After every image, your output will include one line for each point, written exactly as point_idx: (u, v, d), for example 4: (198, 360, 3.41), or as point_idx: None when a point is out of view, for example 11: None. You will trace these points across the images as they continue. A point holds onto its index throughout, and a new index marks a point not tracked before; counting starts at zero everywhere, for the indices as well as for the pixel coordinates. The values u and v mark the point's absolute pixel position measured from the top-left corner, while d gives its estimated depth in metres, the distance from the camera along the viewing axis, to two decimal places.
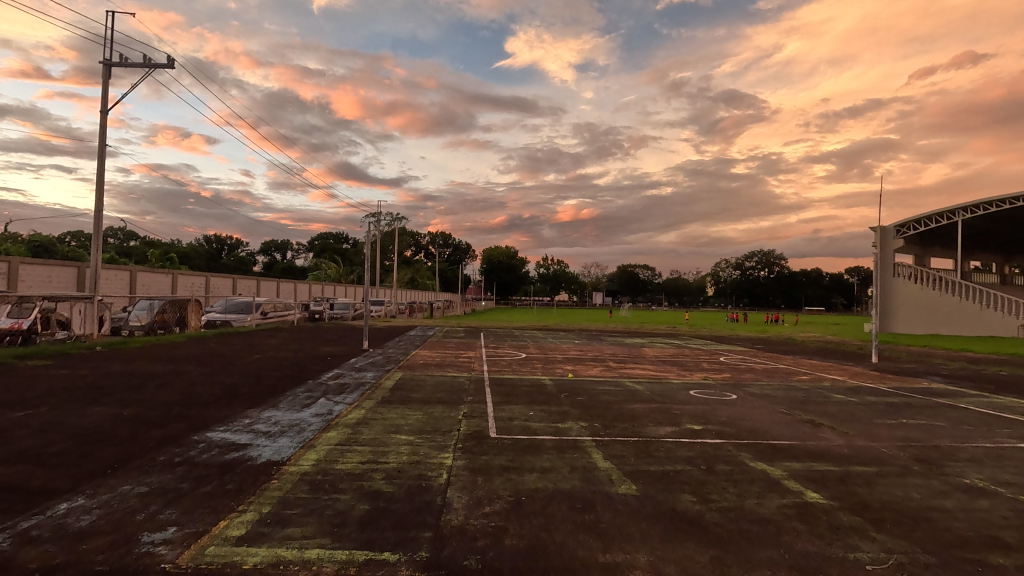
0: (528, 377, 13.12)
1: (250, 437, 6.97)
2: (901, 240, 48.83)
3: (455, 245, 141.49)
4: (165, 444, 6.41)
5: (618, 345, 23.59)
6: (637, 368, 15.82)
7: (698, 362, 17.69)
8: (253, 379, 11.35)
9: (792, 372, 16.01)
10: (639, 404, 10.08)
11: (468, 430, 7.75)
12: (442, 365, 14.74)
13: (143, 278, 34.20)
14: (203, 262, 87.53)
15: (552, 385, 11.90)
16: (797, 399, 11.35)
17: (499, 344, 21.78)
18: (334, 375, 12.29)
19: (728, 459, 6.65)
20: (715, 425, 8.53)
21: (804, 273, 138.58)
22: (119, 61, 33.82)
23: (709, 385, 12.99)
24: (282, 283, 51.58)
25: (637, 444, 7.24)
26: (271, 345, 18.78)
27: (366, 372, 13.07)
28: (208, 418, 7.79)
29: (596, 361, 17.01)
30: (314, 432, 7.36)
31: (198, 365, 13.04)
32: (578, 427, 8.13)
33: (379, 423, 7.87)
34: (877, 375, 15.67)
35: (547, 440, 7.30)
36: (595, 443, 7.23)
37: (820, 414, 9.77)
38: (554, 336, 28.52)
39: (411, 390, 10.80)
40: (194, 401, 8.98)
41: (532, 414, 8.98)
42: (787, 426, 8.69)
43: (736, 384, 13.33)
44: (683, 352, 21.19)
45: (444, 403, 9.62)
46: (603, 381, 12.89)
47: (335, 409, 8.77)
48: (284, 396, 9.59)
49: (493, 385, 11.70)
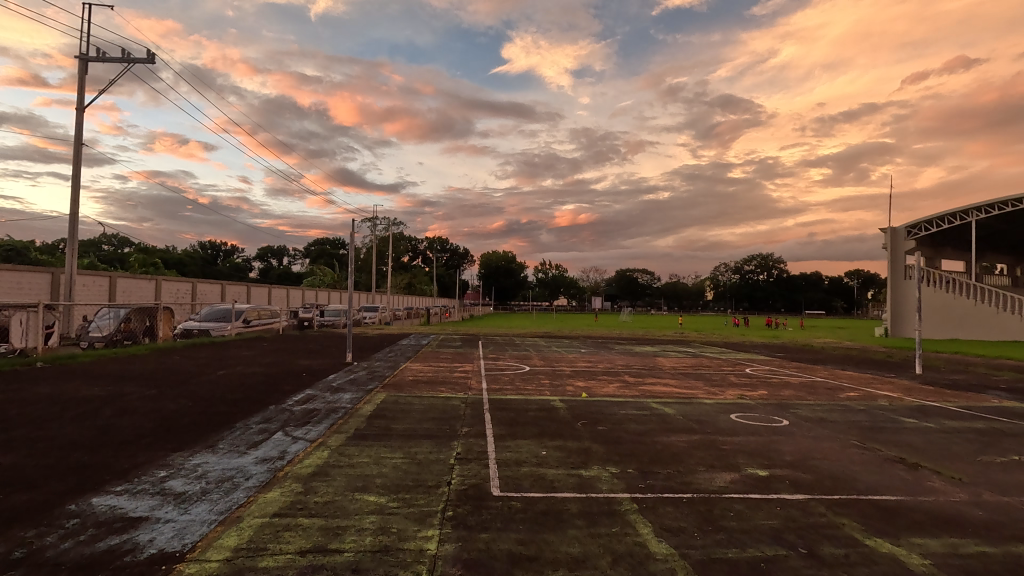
0: (536, 398, 11.08)
1: (153, 503, 4.93)
2: (913, 241, 46.91)
3: (453, 250, 139.60)
4: (16, 523, 4.38)
5: (629, 355, 21.50)
6: (659, 384, 13.80)
7: (725, 376, 15.61)
8: (202, 406, 9.31)
9: (835, 387, 13.94)
10: (677, 437, 8.09)
11: (461, 485, 5.75)
12: (434, 382, 12.70)
13: (123, 284, 32.22)
14: (197, 268, 85.70)
15: (565, 409, 9.90)
16: (863, 426, 9.31)
17: (498, 355, 19.65)
18: (303, 399, 10.23)
19: (833, 536, 4.64)
20: (786, 471, 6.55)
21: (806, 276, 136.58)
22: (98, 58, 32.31)
23: (749, 407, 10.96)
24: (273, 288, 49.65)
25: (695, 506, 5.25)
26: (243, 359, 16.69)
27: (343, 393, 11.02)
28: (109, 470, 5.76)
29: (610, 375, 14.99)
30: (250, 490, 5.34)
31: (143, 386, 11.00)
32: (607, 477, 6.15)
33: (344, 475, 5.86)
34: (932, 390, 13.65)
35: (572, 502, 5.30)
36: (637, 507, 5.23)
37: (907, 448, 7.75)
38: (558, 344, 26.42)
39: (393, 419, 8.78)
40: (108, 441, 6.95)
41: (546, 454, 6.99)
42: (878, 470, 6.68)
43: (780, 405, 11.30)
44: (702, 363, 19.12)
45: (434, 440, 7.62)
46: (624, 403, 10.85)
47: (289, 451, 6.74)
48: (231, 430, 7.60)
49: (493, 411, 9.70)
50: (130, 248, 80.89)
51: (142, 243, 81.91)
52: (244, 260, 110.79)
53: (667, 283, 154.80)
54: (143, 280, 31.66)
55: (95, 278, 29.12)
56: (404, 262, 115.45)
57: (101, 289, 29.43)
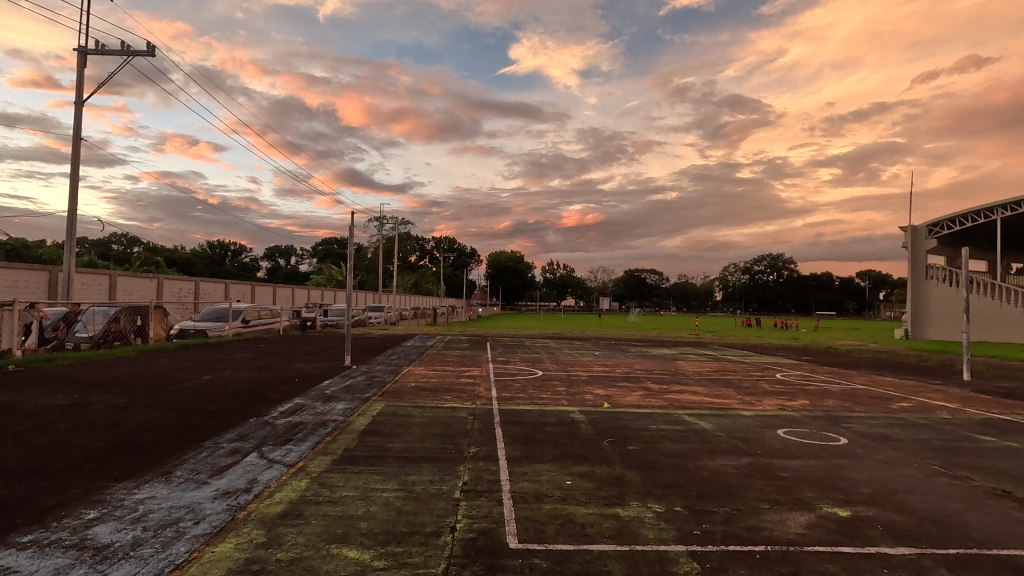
0: (552, 410, 9.80)
1: (61, 564, 3.72)
2: (934, 239, 45.16)
3: (459, 250, 138.71)
4: None
5: (647, 358, 20.17)
6: (687, 392, 12.46)
7: (756, 383, 14.20)
8: (171, 419, 8.14)
9: (882, 396, 12.52)
10: (724, 462, 6.81)
11: (468, 531, 4.51)
12: (437, 390, 11.44)
13: (122, 283, 31.36)
14: (204, 268, 85.23)
15: (587, 425, 8.61)
16: (937, 446, 7.93)
17: (507, 359, 18.32)
18: (289, 410, 9.05)
19: None
20: (872, 510, 5.27)
21: (817, 277, 134.23)
22: (98, 51, 31.55)
23: (794, 421, 9.60)
24: (278, 288, 48.69)
25: (775, 569, 3.97)
26: (234, 362, 15.56)
27: (336, 403, 9.79)
28: (25, 510, 4.58)
29: (630, 381, 13.69)
30: (196, 542, 4.13)
31: (112, 394, 9.84)
32: (652, 519, 4.90)
33: (321, 519, 4.64)
34: (993, 400, 12.17)
35: (610, 562, 4.05)
36: (698, 568, 3.98)
37: (1004, 478, 6.42)
38: (570, 347, 25.06)
39: (389, 436, 7.55)
40: (44, 466, 5.80)
41: (573, 486, 5.75)
42: (985, 510, 5.36)
43: (829, 418, 9.92)
44: (727, 367, 17.72)
45: (435, 465, 6.37)
46: (652, 416, 9.54)
47: (260, 481, 5.54)
48: (196, 453, 6.41)
49: (504, 425, 8.46)
50: (139, 248, 80.76)
51: (150, 242, 81.66)
52: (252, 259, 110.30)
53: (676, 283, 153.00)
54: (143, 279, 30.75)
55: (93, 277, 28.25)
56: (411, 261, 114.63)
57: (100, 289, 28.56)
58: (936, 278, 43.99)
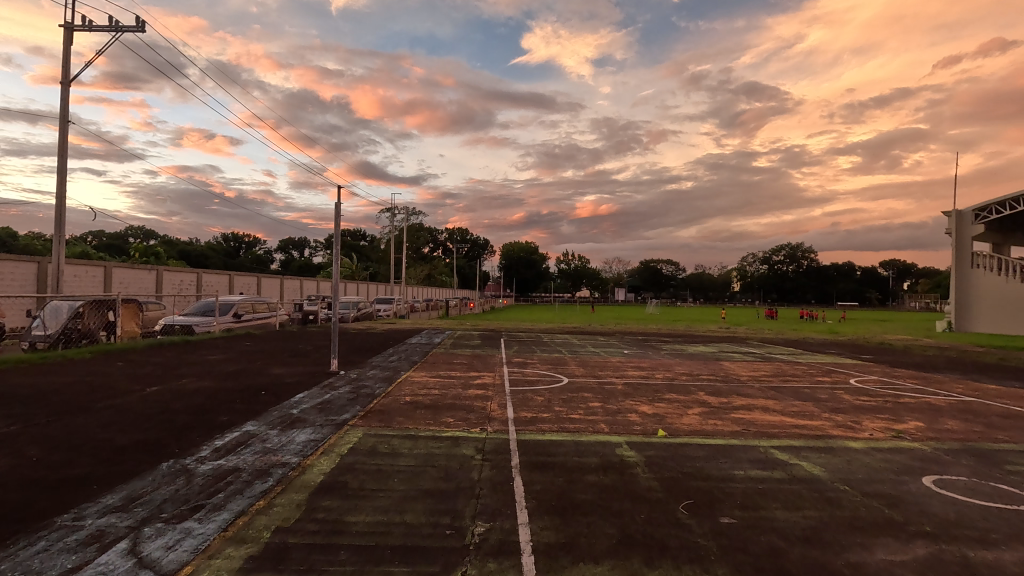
0: (591, 441, 7.17)
1: None
2: (982, 224, 41.33)
3: (474, 241, 136.15)
4: None
5: (685, 359, 17.35)
6: (757, 410, 9.64)
7: (837, 394, 11.37)
8: (48, 466, 5.63)
9: (1012, 414, 9.59)
10: (889, 558, 4.13)
11: None
12: (437, 408, 8.84)
13: (117, 275, 29.44)
14: (218, 260, 84.18)
15: (646, 473, 5.94)
16: None
17: (524, 360, 15.71)
18: (227, 448, 6.46)
19: None
20: None
21: (840, 266, 129.46)
22: (85, 29, 29.52)
23: (933, 460, 6.79)
24: (284, 281, 46.65)
25: None
26: (203, 366, 13.12)
27: (298, 432, 7.22)
28: None
29: (679, 393, 10.96)
30: None
31: (8, 418, 7.44)
32: None
33: None
34: None
35: None
36: None
37: None
38: (594, 344, 22.34)
39: (356, 500, 4.96)
40: None
41: None
42: None
43: (978, 455, 7.06)
44: (787, 371, 14.83)
45: (414, 571, 3.76)
46: (732, 453, 6.85)
47: None
48: (22, 548, 3.89)
49: (528, 474, 5.83)
50: (154, 242, 80.17)
51: (166, 235, 80.82)
52: (265, 252, 109.10)
53: (694, 274, 148.92)
54: (138, 270, 28.74)
55: (84, 268, 26.24)
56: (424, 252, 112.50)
57: (92, 281, 26.58)
58: (984, 267, 40.31)
